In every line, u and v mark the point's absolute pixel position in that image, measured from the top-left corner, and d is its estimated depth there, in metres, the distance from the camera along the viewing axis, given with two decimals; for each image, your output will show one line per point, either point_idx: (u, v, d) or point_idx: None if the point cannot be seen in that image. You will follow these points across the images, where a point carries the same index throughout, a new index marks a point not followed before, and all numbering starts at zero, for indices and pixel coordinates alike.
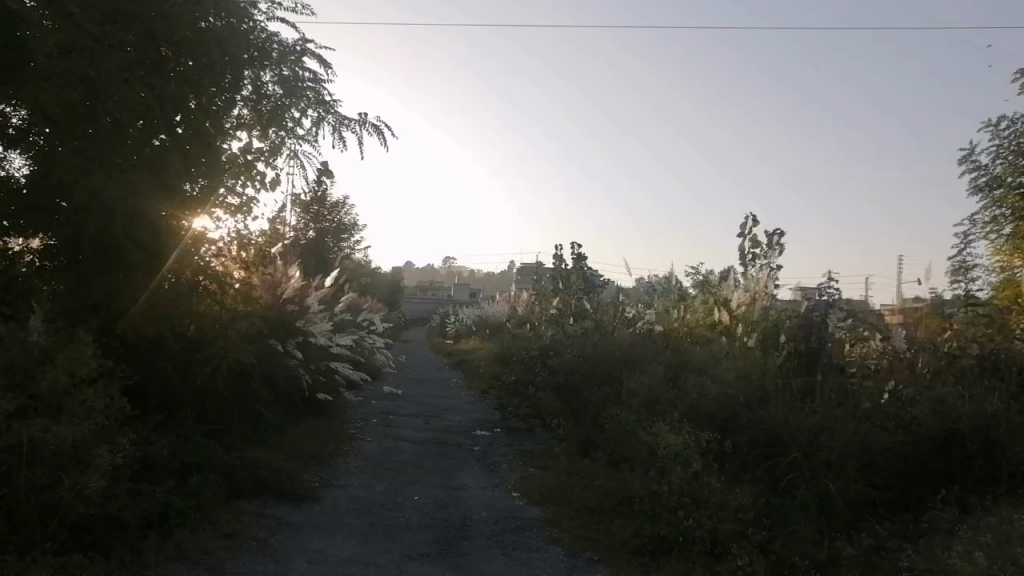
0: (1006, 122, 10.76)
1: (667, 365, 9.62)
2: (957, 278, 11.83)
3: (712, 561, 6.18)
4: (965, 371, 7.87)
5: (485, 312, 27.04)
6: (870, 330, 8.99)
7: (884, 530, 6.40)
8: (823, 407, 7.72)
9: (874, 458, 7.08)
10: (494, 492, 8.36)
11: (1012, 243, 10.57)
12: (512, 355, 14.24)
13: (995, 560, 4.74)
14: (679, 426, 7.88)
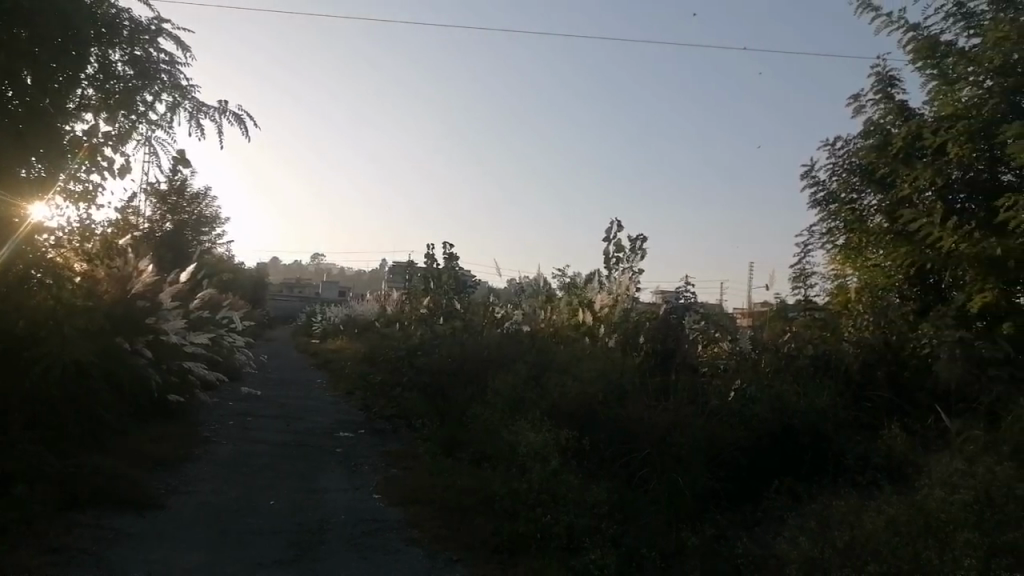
0: (841, 141, 11.69)
1: (532, 364, 9.77)
2: (798, 285, 12.80)
3: (566, 556, 6.35)
4: (801, 370, 8.66)
5: (354, 311, 26.48)
6: (721, 332, 9.50)
7: (725, 519, 6.84)
8: (676, 405, 8.11)
9: (719, 452, 7.55)
10: (354, 494, 8.21)
11: (843, 254, 11.46)
12: (380, 355, 14.04)
13: (816, 542, 5.17)
14: (541, 424, 8.02)
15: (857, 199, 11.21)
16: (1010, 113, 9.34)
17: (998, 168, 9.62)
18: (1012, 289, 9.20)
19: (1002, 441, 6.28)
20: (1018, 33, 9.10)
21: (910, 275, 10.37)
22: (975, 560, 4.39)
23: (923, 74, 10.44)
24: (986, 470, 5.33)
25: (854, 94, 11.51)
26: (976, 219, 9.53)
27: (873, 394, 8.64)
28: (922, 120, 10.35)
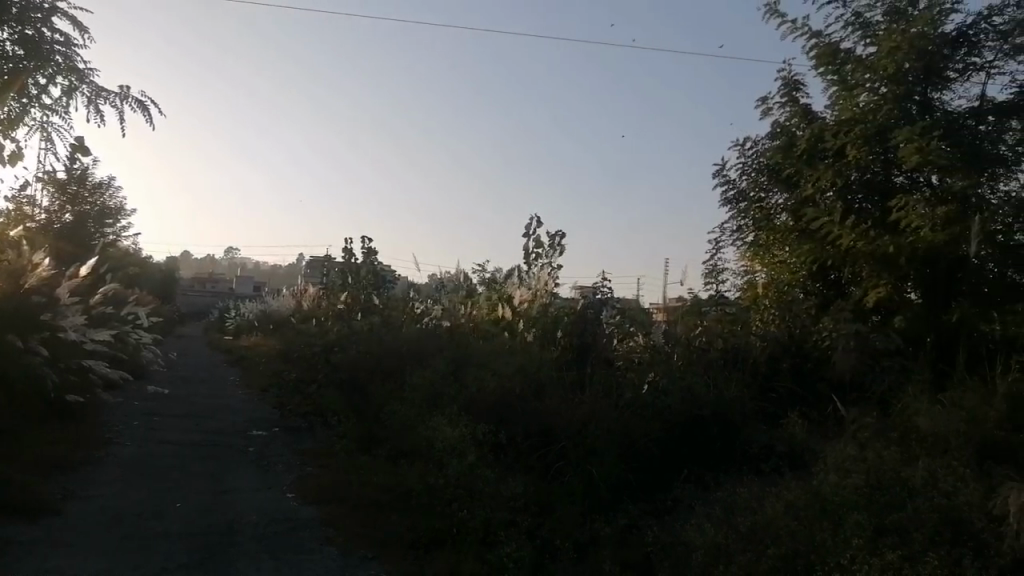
0: (750, 141, 12.13)
1: (451, 359, 9.72)
2: (710, 281, 13.21)
3: (483, 550, 6.36)
4: (712, 363, 8.92)
5: (269, 307, 25.76)
6: (636, 327, 9.70)
7: (638, 509, 7.00)
8: (592, 398, 8.24)
9: (633, 444, 7.73)
10: (267, 494, 8.00)
11: (751, 250, 11.90)
12: (295, 351, 13.71)
13: (721, 529, 5.37)
14: (458, 418, 8.01)
15: (765, 197, 11.67)
16: (902, 117, 9.95)
17: (891, 169, 10.20)
18: (902, 284, 9.80)
19: (893, 429, 6.65)
20: (910, 44, 9.93)
21: (812, 272, 10.79)
22: (862, 539, 4.67)
23: (824, 79, 10.95)
24: (876, 455, 5.66)
25: (763, 96, 11.98)
26: (872, 219, 10.12)
27: (778, 385, 8.99)
28: (824, 123, 10.84)
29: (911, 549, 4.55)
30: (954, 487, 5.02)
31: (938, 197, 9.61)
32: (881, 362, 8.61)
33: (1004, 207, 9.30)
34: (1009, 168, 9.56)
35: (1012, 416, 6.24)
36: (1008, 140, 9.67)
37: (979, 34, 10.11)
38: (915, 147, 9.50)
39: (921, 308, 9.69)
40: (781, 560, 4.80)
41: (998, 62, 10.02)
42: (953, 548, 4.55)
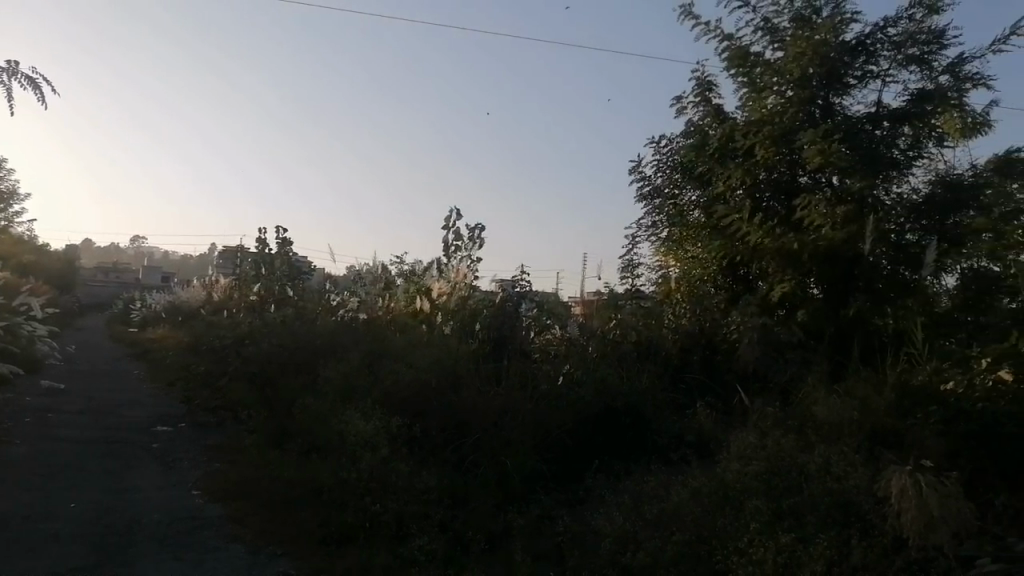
0: (665, 140, 12.40)
1: (366, 352, 9.53)
2: (626, 276, 13.47)
3: (395, 543, 6.41)
4: (625, 355, 9.12)
5: (178, 298, 24.74)
6: (554, 320, 9.80)
7: (552, 499, 7.10)
8: (507, 390, 8.29)
9: (547, 435, 7.83)
10: (171, 492, 7.70)
11: (666, 246, 12.20)
12: (204, 344, 13.21)
13: (629, 516, 5.52)
14: (372, 411, 7.89)
15: (678, 194, 11.96)
16: (806, 121, 10.47)
17: (796, 170, 10.61)
18: (805, 280, 10.22)
19: (793, 418, 6.92)
20: (814, 50, 10.40)
21: (723, 267, 11.12)
22: (758, 524, 4.90)
23: (736, 80, 11.31)
24: (775, 442, 5.84)
25: (678, 95, 12.26)
26: (778, 217, 10.59)
27: (688, 376, 9.22)
28: (735, 123, 11.15)
29: (803, 532, 4.81)
30: (845, 471, 5.23)
31: (839, 197, 10.08)
32: (785, 354, 8.92)
33: (897, 209, 9.97)
34: (901, 170, 10.21)
35: (902, 405, 6.59)
36: (900, 145, 10.32)
37: (876, 43, 10.66)
38: (818, 149, 9.92)
39: (822, 303, 10.15)
40: (685, 545, 4.98)
41: (892, 71, 10.59)
42: (841, 529, 4.81)
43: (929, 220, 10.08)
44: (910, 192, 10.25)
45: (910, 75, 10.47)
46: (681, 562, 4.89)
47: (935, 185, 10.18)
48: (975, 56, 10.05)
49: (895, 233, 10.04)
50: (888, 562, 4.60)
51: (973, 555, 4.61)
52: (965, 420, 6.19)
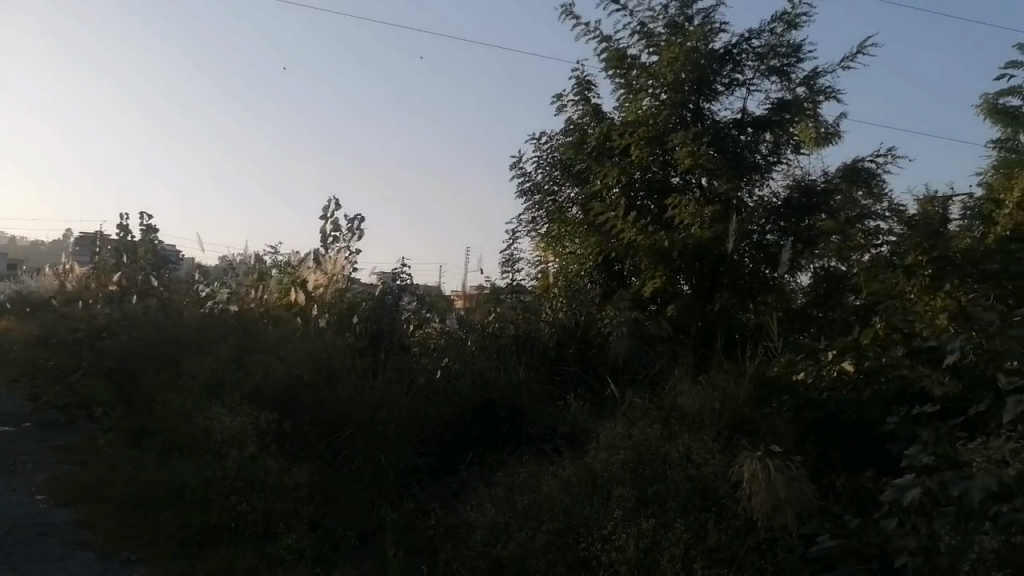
0: (545, 137, 12.58)
1: (234, 346, 8.74)
2: (507, 270, 13.61)
3: (263, 544, 6.22)
4: (503, 349, 9.20)
5: (25, 288, 22.70)
6: (434, 314, 9.74)
7: (427, 493, 7.09)
8: (384, 384, 8.17)
9: (423, 429, 7.82)
10: (11, 498, 7.07)
11: (544, 242, 12.30)
12: (55, 337, 12.18)
13: (500, 508, 5.58)
14: (239, 406, 7.55)
15: (557, 191, 12.12)
16: (678, 124, 10.97)
17: (669, 171, 11.07)
18: (675, 276, 10.67)
19: (660, 407, 7.18)
20: (686, 56, 10.88)
21: (599, 262, 11.36)
22: (623, 511, 5.10)
23: (613, 81, 11.67)
24: (641, 431, 6.03)
25: (559, 93, 12.44)
26: (651, 217, 11.03)
27: (563, 368, 9.31)
28: (612, 123, 11.49)
29: (664, 517, 5.04)
30: (704, 457, 5.50)
31: (707, 198, 10.62)
32: (655, 346, 9.24)
33: (758, 210, 10.60)
34: (763, 174, 10.84)
35: (758, 394, 6.99)
36: (762, 150, 10.96)
37: (742, 53, 11.24)
38: (688, 151, 10.43)
39: (690, 298, 10.61)
40: (554, 534, 5.10)
41: (756, 80, 11.22)
42: (699, 513, 5.08)
43: (787, 222, 10.78)
44: (771, 196, 10.90)
45: (772, 84, 11.14)
46: (550, 551, 5.01)
47: (793, 190, 10.90)
48: (828, 71, 10.83)
49: (757, 233, 10.65)
50: (739, 543, 4.91)
51: (814, 532, 4.99)
52: (813, 408, 6.70)
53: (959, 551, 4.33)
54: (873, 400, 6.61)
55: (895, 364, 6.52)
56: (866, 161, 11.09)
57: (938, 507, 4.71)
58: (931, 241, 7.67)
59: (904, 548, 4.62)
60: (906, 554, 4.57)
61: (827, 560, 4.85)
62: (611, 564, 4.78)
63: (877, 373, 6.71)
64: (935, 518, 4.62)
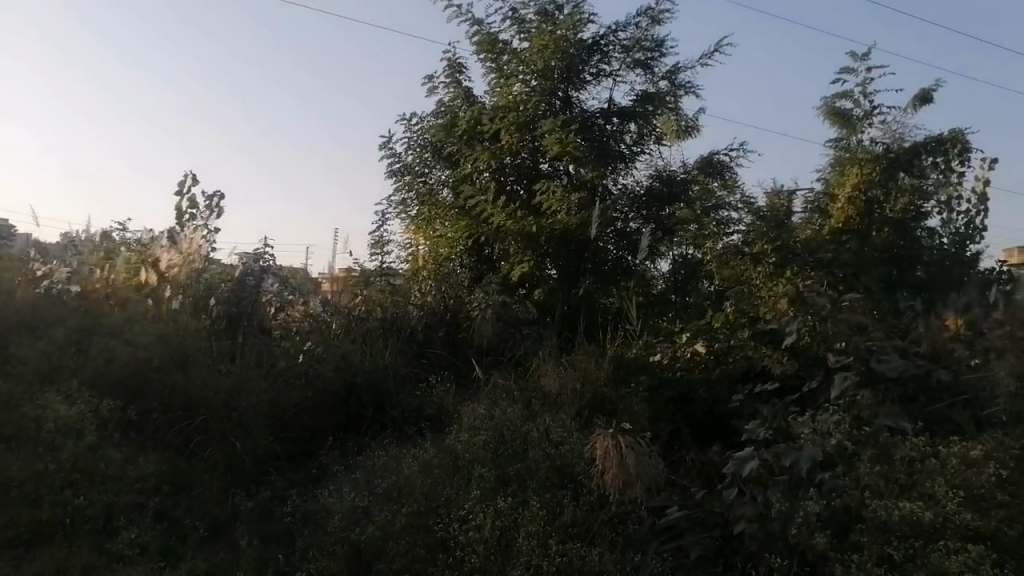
0: (416, 118, 12.43)
1: (78, 310, 8.03)
2: (375, 253, 13.35)
3: (102, 540, 5.86)
4: (371, 331, 9.04)
5: None
6: (296, 295, 9.42)
7: (285, 480, 6.86)
8: (241, 368, 7.79)
9: (283, 414, 7.56)
10: None
11: (414, 224, 11.90)
12: None
13: (360, 493, 5.48)
14: (76, 394, 6.96)
15: (427, 173, 11.94)
16: (547, 110, 11.18)
17: (537, 157, 11.26)
18: (542, 261, 10.81)
19: (524, 385, 7.23)
20: (556, 44, 11.12)
21: (469, 247, 11.29)
22: (482, 490, 5.15)
23: (484, 65, 11.72)
24: (501, 411, 6.07)
25: (429, 75, 12.27)
26: (519, 201, 11.17)
27: (430, 352, 9.14)
28: (483, 107, 11.55)
29: (523, 495, 5.12)
30: (561, 436, 5.63)
31: (573, 185, 10.88)
32: (522, 329, 9.31)
33: (622, 199, 10.96)
34: (627, 162, 11.21)
35: (618, 375, 7.22)
36: (626, 140, 11.34)
37: (609, 44, 11.54)
38: (557, 138, 10.67)
39: (556, 283, 10.77)
40: (413, 517, 5.07)
41: (622, 72, 11.58)
42: (556, 491, 5.19)
43: (649, 211, 11.13)
44: (634, 184, 11.29)
45: (636, 77, 11.54)
46: (408, 533, 4.98)
47: (654, 180, 11.36)
48: (688, 67, 11.35)
49: (620, 222, 10.99)
50: (593, 517, 5.08)
51: (663, 505, 5.35)
52: (667, 387, 7.02)
53: (787, 516, 4.69)
54: (722, 379, 7.03)
55: (742, 345, 7.06)
56: (720, 155, 11.75)
57: (772, 476, 5.06)
58: (776, 231, 8.62)
59: (742, 516, 4.93)
60: (745, 521, 4.87)
61: (674, 530, 5.19)
62: (468, 544, 4.80)
63: (726, 354, 7.21)
64: (769, 487, 4.97)
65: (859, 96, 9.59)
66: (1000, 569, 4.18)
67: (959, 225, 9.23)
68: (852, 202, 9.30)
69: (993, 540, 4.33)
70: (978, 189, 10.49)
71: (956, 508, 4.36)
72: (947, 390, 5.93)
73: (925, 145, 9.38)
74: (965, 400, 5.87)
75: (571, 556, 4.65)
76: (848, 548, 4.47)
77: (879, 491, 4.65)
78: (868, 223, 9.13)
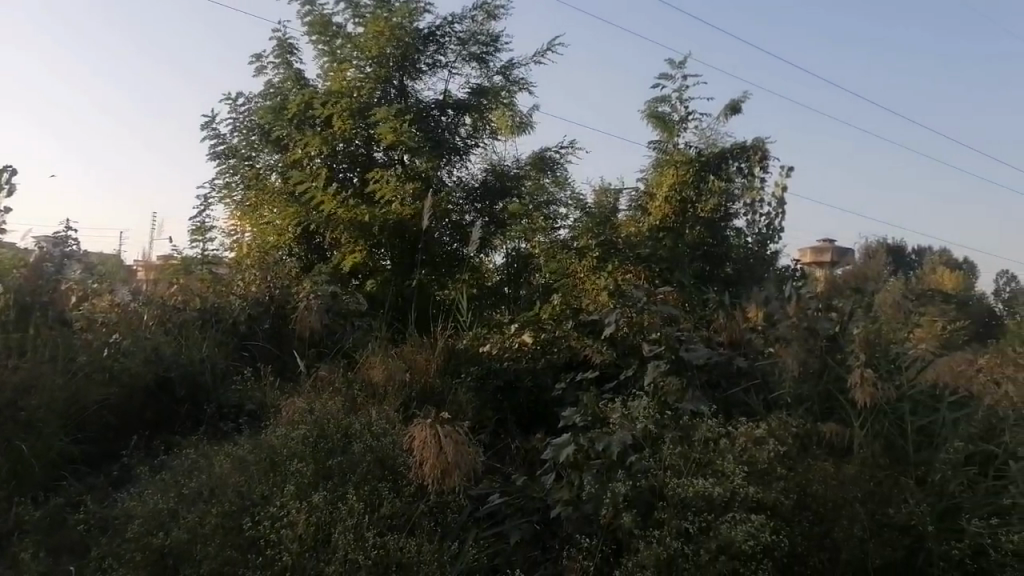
0: (242, 99, 11.77)
1: None
2: (196, 239, 12.55)
3: None
4: (187, 323, 8.42)
5: None
6: (100, 285, 8.58)
7: (82, 485, 6.29)
8: (34, 359, 6.98)
9: (83, 413, 6.92)
10: None
11: (239, 210, 11.29)
12: None
13: (165, 495, 5.12)
14: None
15: (254, 157, 11.36)
16: (381, 99, 11.01)
17: (371, 146, 11.01)
18: (375, 251, 10.62)
19: (350, 376, 7.02)
20: (391, 31, 11.00)
21: (298, 235, 10.87)
22: (298, 486, 4.93)
23: (315, 47, 11.37)
24: (322, 404, 5.93)
25: (257, 53, 11.66)
26: (352, 189, 10.91)
27: (251, 344, 8.66)
28: (314, 90, 11.16)
29: (342, 489, 4.98)
30: (383, 429, 5.58)
31: (407, 174, 10.79)
32: (351, 320, 9.08)
33: (456, 191, 11.02)
34: (461, 155, 11.27)
35: (447, 366, 7.29)
36: (461, 132, 11.39)
37: (445, 36, 11.55)
38: (391, 127, 10.51)
39: (390, 273, 10.62)
40: (224, 516, 4.78)
41: (457, 64, 11.62)
42: (377, 482, 5.10)
43: (483, 203, 11.33)
44: (469, 177, 11.41)
45: (472, 70, 11.62)
46: (219, 534, 4.69)
47: (488, 173, 11.52)
48: (521, 63, 11.59)
49: (455, 214, 11.03)
50: (414, 508, 5.08)
51: (485, 492, 5.55)
52: (495, 376, 7.22)
53: (597, 497, 4.93)
54: (546, 367, 7.26)
55: (566, 335, 7.37)
56: (552, 152, 12.12)
57: (587, 461, 5.29)
58: (600, 226, 9.13)
59: (559, 500, 5.17)
60: (561, 505, 5.10)
61: (497, 515, 5.41)
62: (280, 542, 4.59)
63: (552, 344, 7.47)
64: (584, 470, 5.21)
65: (676, 101, 10.23)
66: (777, 536, 4.62)
67: (761, 226, 10.09)
68: (668, 202, 9.86)
69: (773, 509, 4.75)
70: (777, 193, 11.55)
71: (742, 482, 4.76)
72: (743, 376, 6.49)
73: (731, 151, 10.07)
74: (758, 384, 6.45)
75: (388, 548, 4.59)
76: (651, 525, 4.76)
77: (679, 470, 5.00)
78: (682, 221, 9.81)
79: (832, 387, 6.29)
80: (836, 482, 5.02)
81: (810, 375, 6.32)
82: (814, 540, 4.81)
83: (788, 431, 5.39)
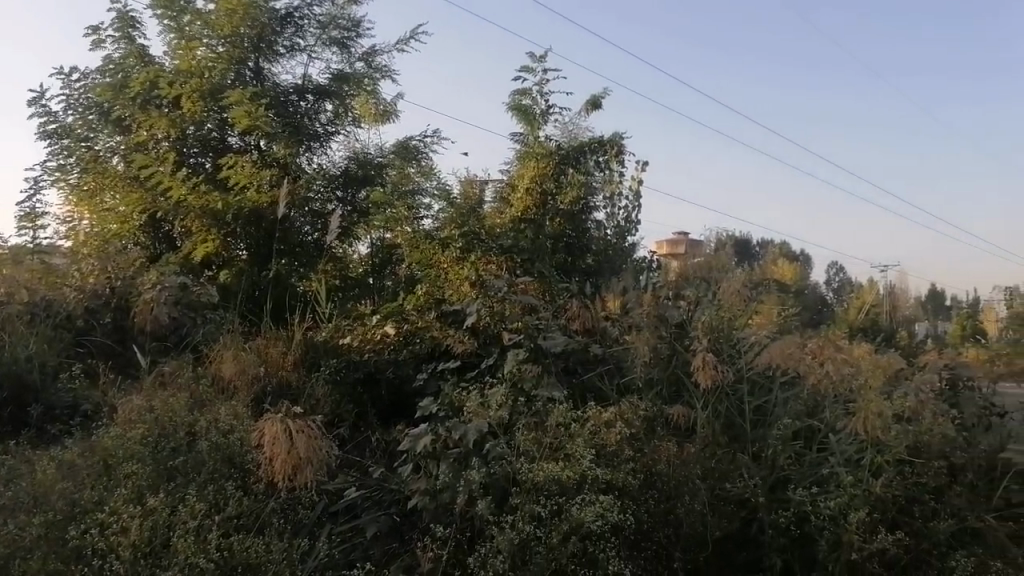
0: (76, 74, 10.83)
1: None
2: (24, 226, 11.44)
3: None
4: (11, 318, 7.64)
5: None
6: None
7: None
8: None
9: None
10: None
11: (74, 195, 10.40)
12: None
13: None
14: None
15: (92, 138, 10.52)
16: (235, 80, 10.47)
17: (225, 130, 10.46)
18: (230, 240, 10.12)
19: (198, 371, 6.63)
20: (245, 9, 10.48)
21: (144, 223, 10.18)
22: (132, 489, 4.59)
23: (161, 23, 10.68)
24: (164, 402, 5.58)
25: (93, 25, 10.78)
26: (203, 174, 10.31)
27: (88, 339, 8.00)
28: (161, 68, 10.46)
29: (182, 490, 4.68)
30: (230, 426, 5.34)
31: (264, 160, 10.35)
32: (202, 313, 8.59)
33: (317, 178, 10.65)
34: (321, 142, 10.93)
35: (306, 359, 7.11)
36: (322, 118, 11.02)
37: (303, 18, 11.16)
38: (244, 110, 10.01)
39: (245, 263, 10.14)
40: (47, 526, 4.38)
41: (318, 48, 11.27)
42: (222, 481, 4.85)
43: (345, 191, 11.08)
44: (330, 165, 11.13)
45: (332, 55, 11.30)
46: (41, 545, 4.29)
47: (351, 161, 11.27)
48: (383, 50, 11.39)
49: (315, 203, 10.72)
50: (263, 506, 4.90)
51: (341, 487, 5.53)
52: (356, 368, 7.07)
53: (452, 486, 4.96)
54: (408, 359, 7.19)
55: (427, 325, 7.32)
56: (416, 140, 12.04)
57: (444, 451, 5.32)
58: (464, 217, 9.21)
59: (416, 490, 5.20)
60: (418, 496, 5.12)
61: (353, 509, 5.39)
62: (109, 550, 4.23)
63: (415, 335, 7.39)
64: (441, 460, 5.25)
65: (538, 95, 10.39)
66: (624, 514, 4.82)
67: (620, 219, 10.46)
68: (529, 193, 9.98)
69: (621, 489, 4.94)
70: (634, 187, 12.01)
71: (591, 465, 4.89)
72: (597, 363, 6.78)
73: (590, 145, 10.36)
74: (609, 370, 6.76)
75: (233, 549, 4.35)
76: (506, 510, 4.81)
77: (533, 455, 5.10)
78: (543, 213, 9.91)
79: (679, 371, 6.59)
80: (679, 461, 5.28)
81: (659, 360, 6.58)
82: (658, 516, 5.04)
83: (636, 414, 5.61)
